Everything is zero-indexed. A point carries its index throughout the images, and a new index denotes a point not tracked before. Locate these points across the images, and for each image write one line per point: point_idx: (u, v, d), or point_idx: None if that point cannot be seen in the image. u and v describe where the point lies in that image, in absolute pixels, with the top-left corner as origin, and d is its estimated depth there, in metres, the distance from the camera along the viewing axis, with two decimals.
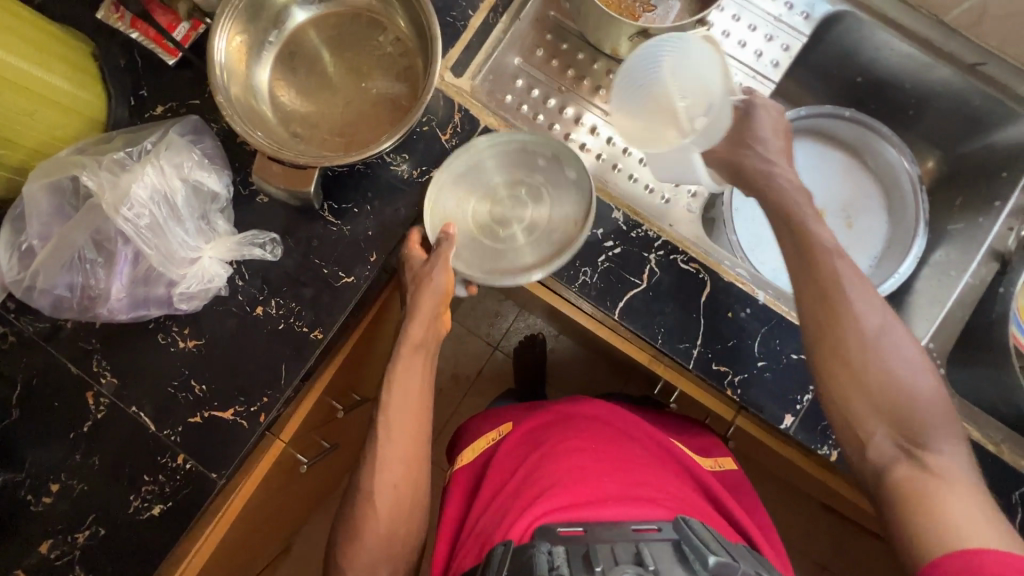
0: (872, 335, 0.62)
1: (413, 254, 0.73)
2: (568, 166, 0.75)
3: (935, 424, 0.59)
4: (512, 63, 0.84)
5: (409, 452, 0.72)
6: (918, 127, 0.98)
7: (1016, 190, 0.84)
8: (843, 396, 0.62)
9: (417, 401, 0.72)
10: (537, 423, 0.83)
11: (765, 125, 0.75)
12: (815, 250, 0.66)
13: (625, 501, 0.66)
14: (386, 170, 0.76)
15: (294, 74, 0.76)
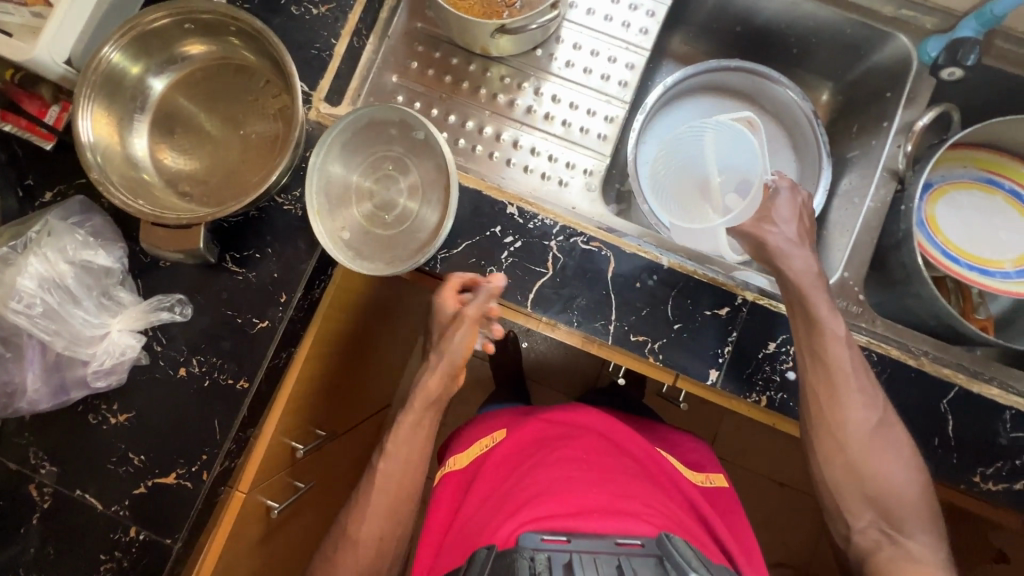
0: (871, 425, 0.69)
1: (448, 304, 0.75)
2: (416, 127, 0.75)
3: (908, 513, 0.68)
4: (390, 82, 0.86)
5: (388, 502, 0.75)
6: (806, 63, 0.99)
7: (901, 108, 0.85)
8: (834, 480, 0.70)
9: (408, 474, 0.76)
10: (526, 434, 0.83)
11: (788, 209, 0.74)
12: (826, 343, 0.69)
13: (613, 514, 0.66)
14: (279, 212, 0.77)
15: (171, 136, 0.77)
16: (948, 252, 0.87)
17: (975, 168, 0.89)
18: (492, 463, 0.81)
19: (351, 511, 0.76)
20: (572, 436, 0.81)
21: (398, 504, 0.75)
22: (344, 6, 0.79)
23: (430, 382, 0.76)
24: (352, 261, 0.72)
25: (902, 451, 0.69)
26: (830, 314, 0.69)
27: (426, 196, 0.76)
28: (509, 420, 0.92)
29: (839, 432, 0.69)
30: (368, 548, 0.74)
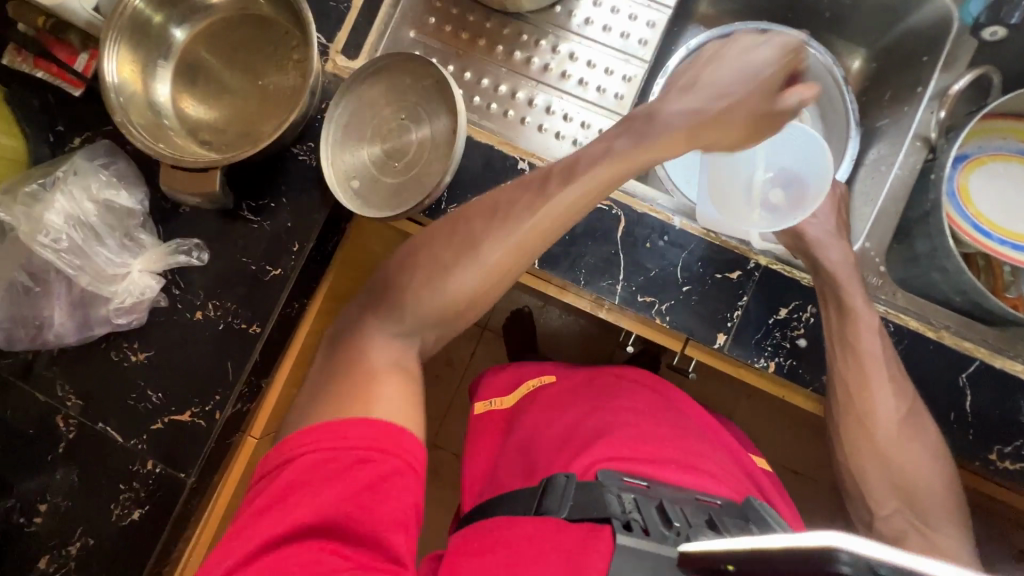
0: (895, 415, 0.66)
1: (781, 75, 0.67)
2: (426, 75, 0.75)
3: (930, 500, 0.65)
4: (407, 38, 0.85)
5: (522, 241, 0.66)
6: (838, 28, 0.95)
7: (936, 72, 0.81)
8: (860, 468, 0.67)
9: (561, 219, 0.66)
10: (582, 381, 0.79)
11: (820, 205, 0.75)
12: (853, 331, 0.68)
13: (685, 470, 0.64)
14: (294, 163, 0.78)
15: (192, 85, 0.79)
16: (979, 226, 0.83)
17: (1015, 139, 0.85)
18: (544, 399, 0.78)
19: (488, 229, 0.66)
20: (623, 391, 0.77)
21: (535, 241, 0.66)
22: None
23: (680, 125, 0.65)
24: (364, 210, 0.74)
25: (928, 440, 0.66)
26: (863, 303, 0.69)
27: (434, 145, 0.76)
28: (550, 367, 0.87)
29: (866, 422, 0.67)
30: (484, 274, 0.66)
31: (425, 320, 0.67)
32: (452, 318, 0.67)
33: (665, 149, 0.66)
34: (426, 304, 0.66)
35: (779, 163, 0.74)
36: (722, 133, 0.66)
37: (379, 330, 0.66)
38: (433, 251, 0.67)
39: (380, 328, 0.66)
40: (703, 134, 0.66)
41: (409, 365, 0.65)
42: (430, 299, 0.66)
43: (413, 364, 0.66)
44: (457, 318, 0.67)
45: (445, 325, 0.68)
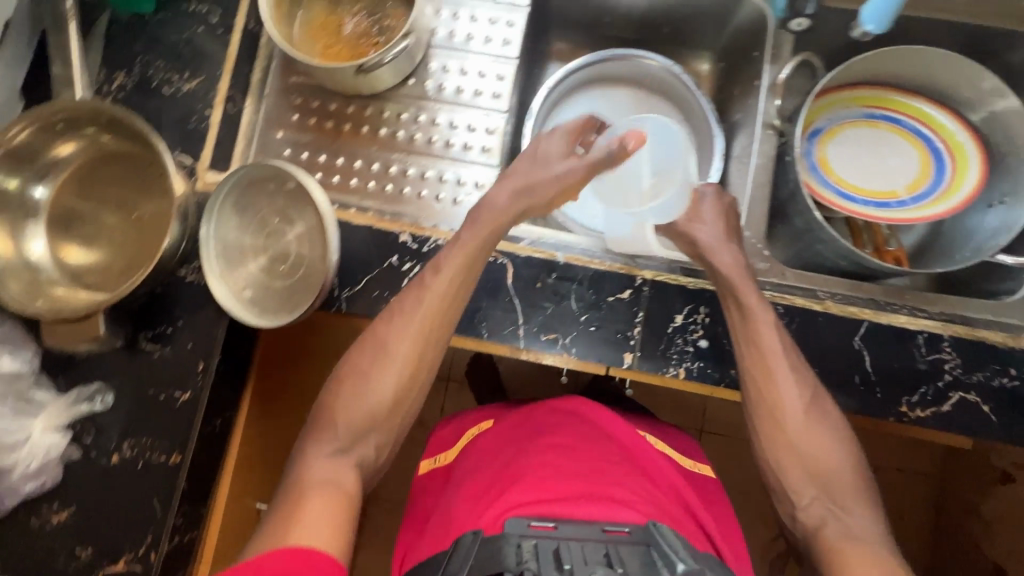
0: (800, 402, 0.69)
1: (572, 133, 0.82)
2: (288, 179, 0.77)
3: (844, 490, 0.66)
4: (276, 138, 0.88)
5: (421, 335, 0.70)
6: (678, 40, 1.02)
7: (766, 65, 0.88)
8: (777, 460, 0.68)
9: (449, 304, 0.71)
10: (520, 420, 0.80)
11: (707, 210, 0.79)
12: (760, 327, 0.70)
13: (599, 501, 0.65)
14: (184, 284, 0.79)
15: (66, 232, 0.79)
16: (842, 191, 0.87)
17: (857, 106, 0.91)
18: (481, 449, 0.79)
19: (389, 328, 0.71)
20: (561, 422, 0.78)
21: (435, 327, 0.71)
22: (214, 79, 0.84)
23: (500, 194, 0.75)
24: (257, 319, 0.74)
25: (833, 425, 0.68)
26: (759, 304, 0.71)
27: (314, 239, 0.78)
28: (495, 411, 0.89)
29: (776, 414, 0.69)
30: (401, 368, 0.70)
31: (358, 429, 0.69)
32: (383, 421, 0.69)
33: (497, 223, 0.74)
34: (353, 412, 0.68)
35: (661, 162, 0.86)
36: (537, 197, 0.77)
37: (314, 452, 0.67)
38: (353, 362, 0.71)
39: (315, 450, 0.67)
40: (528, 198, 0.76)
41: (345, 482, 0.64)
42: (356, 406, 0.69)
43: (351, 480, 0.65)
44: (386, 420, 0.69)
45: (379, 430, 0.69)
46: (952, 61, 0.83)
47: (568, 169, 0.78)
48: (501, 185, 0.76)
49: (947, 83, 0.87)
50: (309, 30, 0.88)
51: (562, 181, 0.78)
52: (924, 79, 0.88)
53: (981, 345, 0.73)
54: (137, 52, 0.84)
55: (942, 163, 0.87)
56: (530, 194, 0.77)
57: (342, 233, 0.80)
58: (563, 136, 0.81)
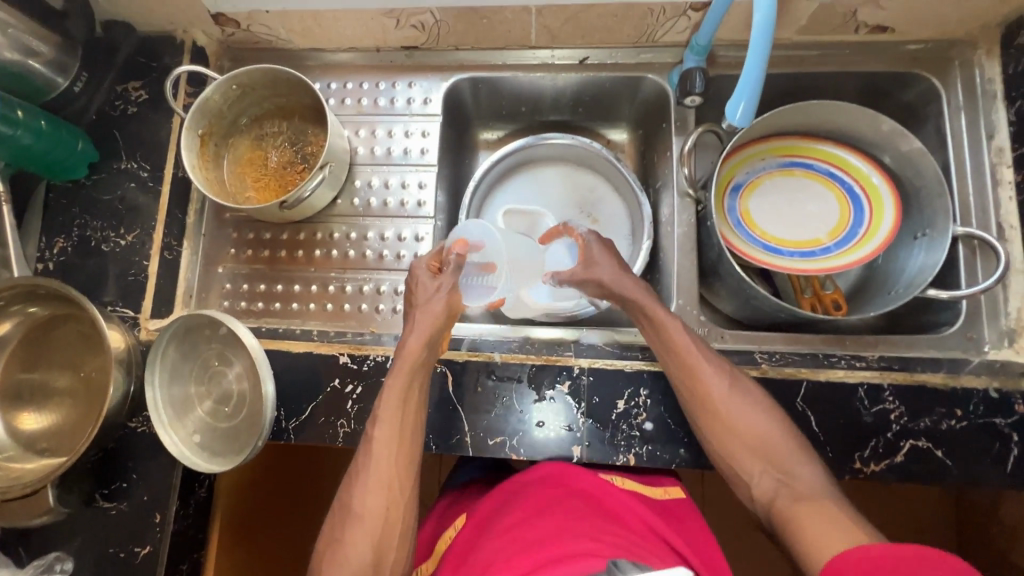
0: (723, 390, 0.69)
1: (423, 274, 0.77)
2: (219, 325, 0.78)
3: (792, 462, 0.65)
4: (217, 273, 0.91)
5: (386, 487, 0.68)
6: (595, 118, 1.05)
7: (674, 138, 0.92)
8: (722, 444, 0.68)
9: (404, 451, 0.70)
10: (486, 506, 0.73)
11: (599, 254, 0.79)
12: (670, 329, 0.72)
13: (564, 560, 0.55)
14: (136, 436, 0.80)
15: (17, 402, 0.81)
16: (769, 245, 0.89)
17: (772, 156, 0.94)
18: (459, 546, 0.70)
19: (352, 488, 0.69)
20: (522, 483, 0.72)
21: (396, 473, 0.69)
22: (147, 230, 0.87)
23: (414, 340, 0.73)
24: (207, 464, 0.75)
25: (761, 402, 0.69)
26: (662, 311, 0.73)
27: (253, 377, 0.79)
28: (470, 501, 0.81)
29: (708, 402, 0.69)
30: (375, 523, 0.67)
31: None
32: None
33: (410, 364, 0.72)
34: None
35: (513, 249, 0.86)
36: (430, 331, 0.73)
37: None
38: (337, 534, 0.68)
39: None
40: (428, 330, 0.73)
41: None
42: (340, 574, 0.64)
43: None
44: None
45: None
46: (851, 111, 0.86)
47: (448, 292, 0.75)
48: (416, 324, 0.74)
49: (852, 127, 0.89)
50: (238, 168, 0.93)
51: (449, 310, 0.75)
52: (832, 126, 0.90)
53: (923, 388, 0.73)
54: (74, 215, 0.88)
55: (860, 206, 0.89)
56: (429, 322, 0.73)
57: (285, 362, 0.82)
58: (428, 263, 0.78)
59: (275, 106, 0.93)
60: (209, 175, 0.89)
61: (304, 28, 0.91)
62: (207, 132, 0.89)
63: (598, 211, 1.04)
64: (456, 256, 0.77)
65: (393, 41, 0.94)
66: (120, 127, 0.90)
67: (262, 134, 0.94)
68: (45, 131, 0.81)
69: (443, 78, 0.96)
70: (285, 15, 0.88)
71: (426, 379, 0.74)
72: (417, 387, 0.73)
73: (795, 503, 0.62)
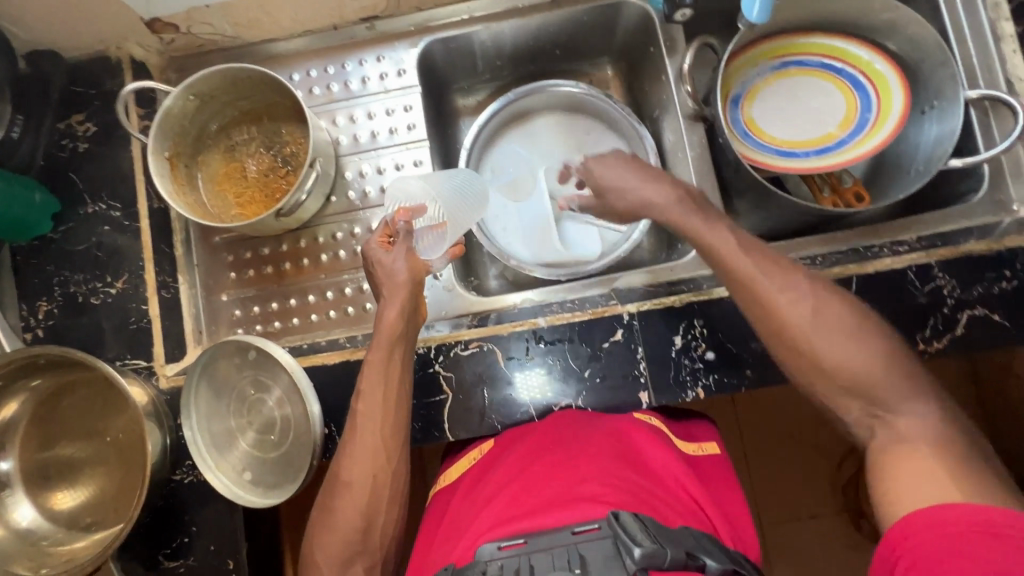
0: (784, 302, 0.63)
1: (375, 246, 0.72)
2: (247, 349, 0.74)
3: (868, 364, 0.60)
4: (222, 301, 0.85)
5: (378, 459, 0.66)
6: (576, 57, 1.00)
7: (667, 59, 0.88)
8: (809, 382, 0.63)
9: (390, 416, 0.67)
10: (505, 443, 0.70)
11: (605, 175, 0.75)
12: (735, 263, 0.65)
13: (567, 503, 0.53)
14: (185, 487, 0.76)
15: (47, 483, 0.75)
16: (782, 151, 0.86)
17: (764, 61, 0.90)
18: (467, 481, 0.68)
19: (341, 455, 0.67)
20: (529, 427, 0.70)
21: (387, 442, 0.66)
22: (138, 271, 0.80)
23: (389, 312, 0.68)
24: (267, 499, 0.71)
25: (851, 329, 0.62)
26: (711, 236, 0.67)
27: (294, 399, 0.74)
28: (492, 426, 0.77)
29: (788, 334, 0.63)
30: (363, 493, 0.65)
31: (340, 566, 0.63)
32: (362, 546, 0.63)
33: (395, 334, 0.69)
34: (329, 548, 0.63)
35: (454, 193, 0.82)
36: (399, 300, 0.69)
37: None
38: (326, 505, 0.66)
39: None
40: (411, 307, 0.70)
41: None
42: (332, 541, 0.63)
43: None
44: (366, 543, 0.64)
45: (363, 555, 0.63)
46: None
47: (406, 259, 0.71)
48: (387, 292, 0.70)
49: (839, 13, 0.87)
50: (215, 186, 0.85)
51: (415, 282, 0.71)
52: (822, 15, 0.87)
53: (968, 259, 0.73)
54: (51, 273, 0.80)
55: (865, 92, 0.87)
56: (399, 292, 0.69)
57: (324, 376, 0.78)
58: (380, 238, 0.73)
59: (240, 111, 0.86)
60: (187, 199, 0.82)
61: (249, 19, 0.83)
62: (173, 153, 0.81)
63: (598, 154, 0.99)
64: (403, 224, 0.73)
65: (350, 15, 0.87)
66: (76, 168, 0.82)
67: (232, 144, 0.86)
68: None
69: (411, 45, 0.89)
70: (227, 8, 0.80)
71: (407, 350, 0.70)
72: (400, 358, 0.69)
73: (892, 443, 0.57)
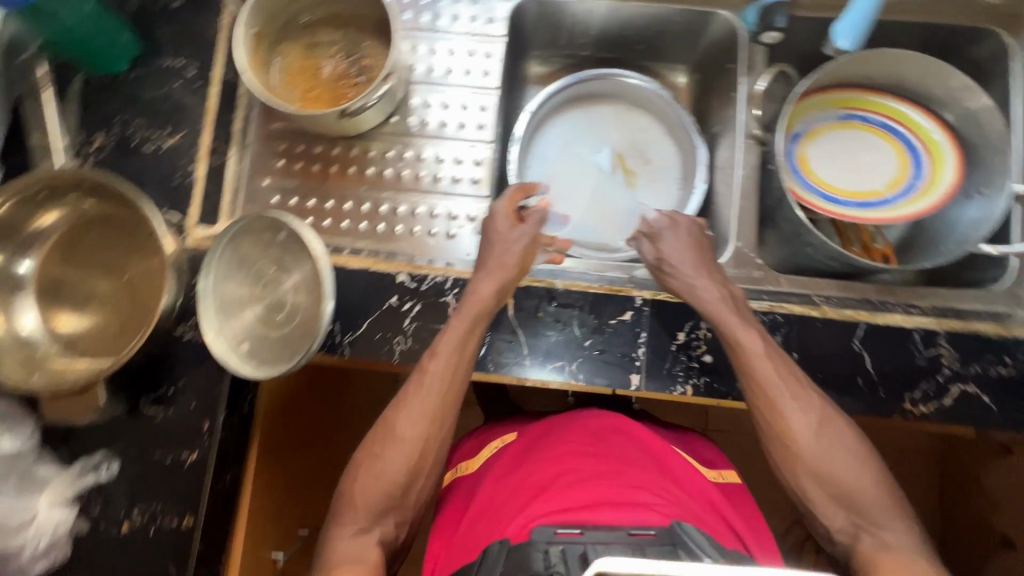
0: (812, 427, 0.66)
1: (498, 218, 0.76)
2: (279, 228, 0.77)
3: (848, 474, 0.64)
4: (263, 185, 0.88)
5: (432, 422, 0.69)
6: (655, 55, 1.02)
7: (742, 77, 0.90)
8: (799, 484, 0.65)
9: (455, 386, 0.71)
10: (541, 430, 0.74)
11: (678, 251, 0.75)
12: (758, 371, 0.68)
13: (622, 507, 0.60)
14: (182, 343, 0.78)
15: (58, 301, 0.78)
16: (826, 194, 0.89)
17: (832, 108, 0.93)
18: (503, 458, 0.73)
19: (397, 409, 0.70)
20: (563, 420, 0.74)
21: (442, 409, 0.70)
22: (195, 132, 0.83)
23: (487, 287, 0.73)
24: (259, 372, 0.74)
25: (857, 447, 0.65)
26: (743, 331, 0.70)
27: (312, 287, 0.78)
28: (515, 423, 0.82)
29: (788, 440, 0.66)
30: (411, 449, 0.68)
31: (374, 513, 0.66)
32: (400, 501, 0.68)
33: (482, 307, 0.73)
34: (370, 493, 0.67)
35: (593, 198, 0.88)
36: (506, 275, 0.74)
37: (337, 534, 0.66)
38: (374, 451, 0.69)
39: (340, 530, 0.66)
40: (501, 278, 0.73)
41: (369, 556, 0.64)
42: (374, 488, 0.67)
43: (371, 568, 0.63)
44: (403, 499, 0.68)
45: (396, 509, 0.68)
46: (925, 63, 0.85)
47: (525, 243, 0.75)
48: (489, 265, 0.74)
49: (916, 81, 0.89)
50: (288, 76, 0.88)
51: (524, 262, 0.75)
52: (899, 79, 0.90)
53: (975, 337, 0.76)
54: (115, 111, 0.83)
55: (920, 160, 0.89)
56: (503, 272, 0.73)
57: (340, 278, 0.80)
58: (504, 211, 0.76)
59: (330, 13, 0.89)
60: (259, 79, 0.85)
61: None
62: (259, 32, 0.84)
63: (650, 153, 1.02)
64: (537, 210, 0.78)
65: None
66: (164, 21, 0.85)
67: (315, 41, 0.89)
68: (92, 14, 0.76)
69: None
70: None
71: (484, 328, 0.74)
72: (478, 331, 0.73)
73: (882, 549, 0.61)
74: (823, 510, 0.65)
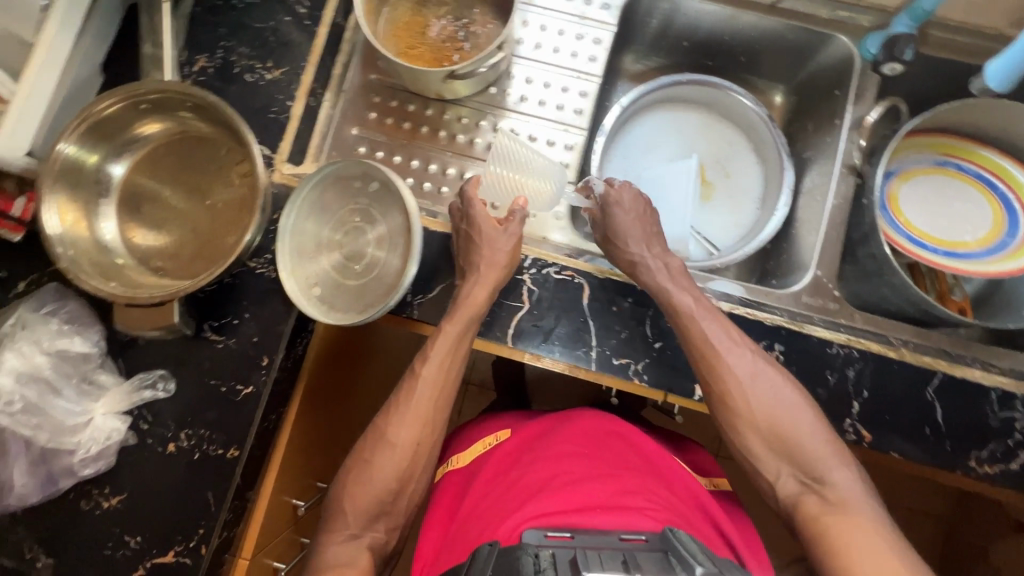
0: (745, 377, 0.68)
1: (478, 215, 0.76)
2: (371, 178, 0.77)
3: (794, 422, 0.66)
4: (351, 134, 0.88)
5: (419, 427, 0.72)
6: (756, 70, 1.00)
7: (850, 105, 0.88)
8: (748, 447, 0.68)
9: (442, 393, 0.74)
10: (535, 429, 0.74)
11: (624, 210, 0.79)
12: (703, 345, 0.70)
13: (612, 512, 0.60)
14: (253, 276, 0.78)
15: (137, 214, 0.78)
16: (912, 237, 0.87)
17: (930, 152, 0.91)
18: (496, 456, 0.72)
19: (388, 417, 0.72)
20: (561, 419, 0.74)
21: (428, 413, 0.72)
22: (297, 69, 0.82)
23: (479, 292, 0.72)
24: (327, 317, 0.74)
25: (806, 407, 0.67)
26: (679, 291, 0.73)
27: (394, 242, 0.77)
28: (508, 419, 0.81)
29: (728, 400, 0.69)
30: (401, 455, 0.70)
31: (366, 516, 0.68)
32: (391, 505, 0.69)
33: (475, 310, 0.73)
34: (360, 498, 0.69)
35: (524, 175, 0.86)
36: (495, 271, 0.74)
37: (328, 540, 0.67)
38: (365, 455, 0.71)
39: (331, 537, 0.67)
40: (490, 276, 0.73)
41: (361, 562, 0.65)
42: (364, 491, 0.69)
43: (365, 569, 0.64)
44: (394, 503, 0.70)
45: (387, 515, 0.69)
46: None
47: (513, 238, 0.76)
48: (472, 265, 0.74)
49: None
50: (393, 29, 0.87)
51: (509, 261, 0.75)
52: (1010, 133, 0.87)
53: None
54: (221, 36, 0.83)
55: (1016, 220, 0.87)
56: (494, 273, 0.73)
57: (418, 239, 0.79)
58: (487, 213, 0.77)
59: None
60: (368, 26, 0.84)
61: None
62: None
63: (732, 167, 1.01)
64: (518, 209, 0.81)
65: None
66: None
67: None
68: None
69: None
70: None
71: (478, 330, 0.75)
72: (467, 338, 0.74)
73: None
74: (762, 459, 0.67)
